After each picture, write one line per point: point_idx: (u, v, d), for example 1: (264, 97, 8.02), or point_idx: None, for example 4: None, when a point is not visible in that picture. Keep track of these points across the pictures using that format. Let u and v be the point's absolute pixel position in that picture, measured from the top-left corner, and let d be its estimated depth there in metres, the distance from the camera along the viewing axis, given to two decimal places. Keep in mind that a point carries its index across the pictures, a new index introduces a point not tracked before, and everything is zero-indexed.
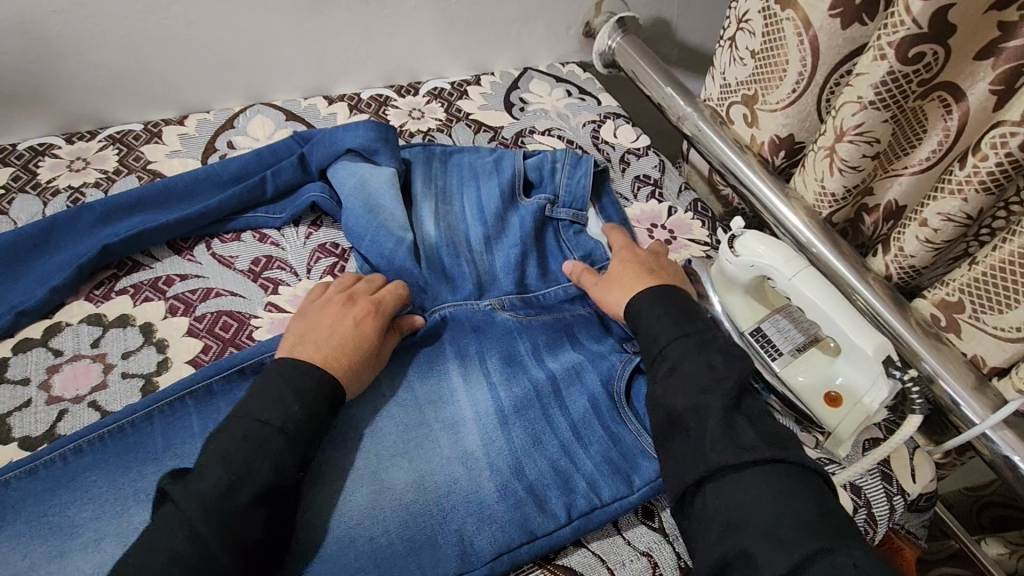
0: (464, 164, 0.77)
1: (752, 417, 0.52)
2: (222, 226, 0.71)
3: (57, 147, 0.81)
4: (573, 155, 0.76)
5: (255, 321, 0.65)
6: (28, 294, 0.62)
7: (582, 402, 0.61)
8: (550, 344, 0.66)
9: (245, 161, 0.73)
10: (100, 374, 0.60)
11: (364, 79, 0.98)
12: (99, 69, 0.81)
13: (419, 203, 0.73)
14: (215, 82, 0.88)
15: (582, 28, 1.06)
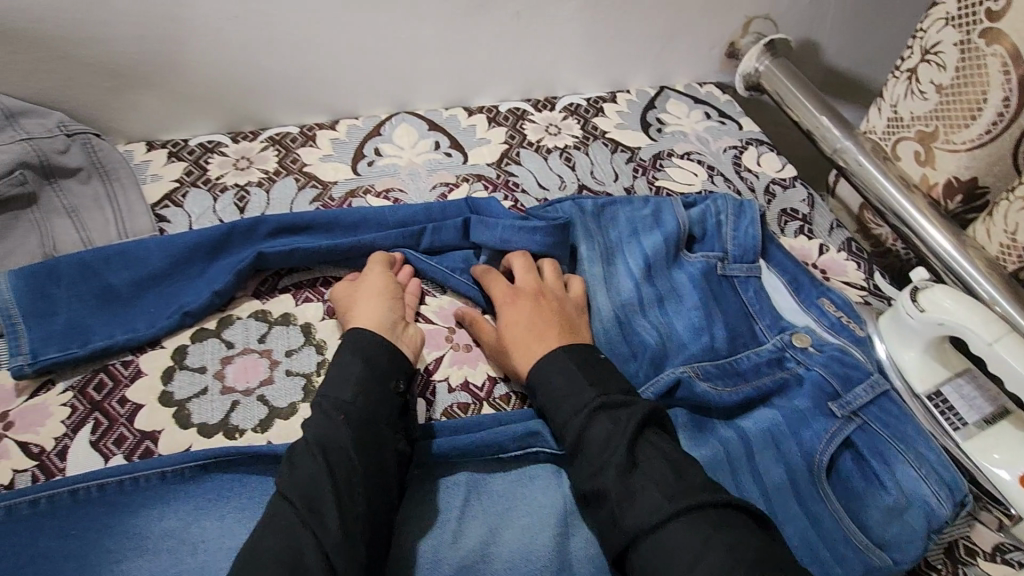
0: (623, 218, 0.78)
1: (652, 471, 0.50)
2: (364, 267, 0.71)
3: (224, 146, 0.86)
4: (734, 204, 0.77)
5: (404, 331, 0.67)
6: (206, 289, 0.65)
7: (776, 472, 0.56)
8: (742, 408, 0.62)
9: (412, 210, 0.74)
10: (267, 369, 0.63)
11: (503, 92, 0.98)
12: (268, 74, 0.85)
13: (586, 266, 0.73)
14: (367, 89, 0.91)
15: (726, 48, 1.02)
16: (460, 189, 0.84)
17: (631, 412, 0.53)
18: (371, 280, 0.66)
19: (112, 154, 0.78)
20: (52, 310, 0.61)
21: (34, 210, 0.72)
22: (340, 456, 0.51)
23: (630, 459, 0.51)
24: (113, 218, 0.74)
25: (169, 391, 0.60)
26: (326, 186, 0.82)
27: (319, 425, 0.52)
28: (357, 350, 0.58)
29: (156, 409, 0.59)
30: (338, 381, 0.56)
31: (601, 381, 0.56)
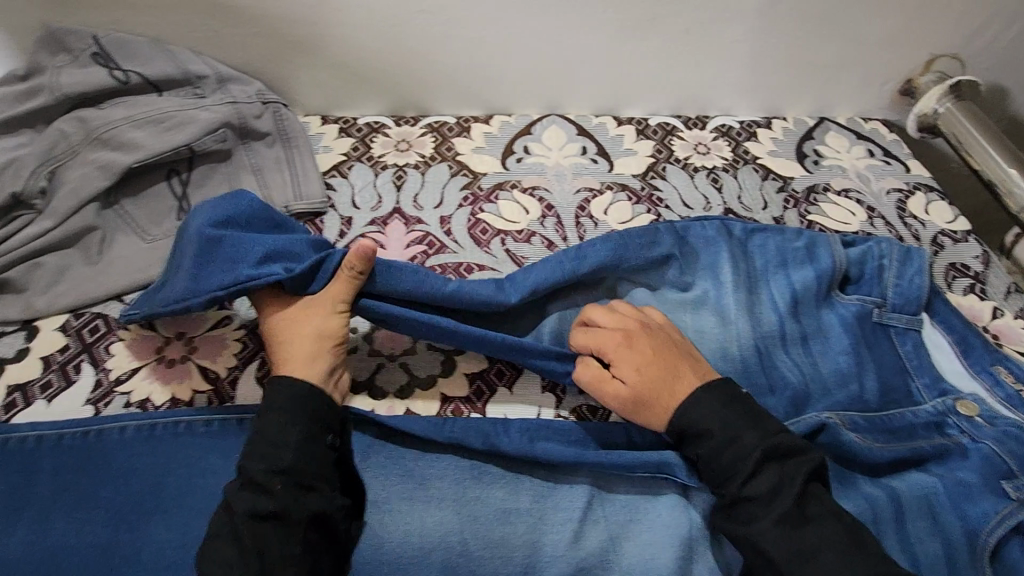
0: (772, 247, 0.74)
1: (819, 525, 0.49)
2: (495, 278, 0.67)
3: (387, 127, 0.92)
4: (902, 250, 0.71)
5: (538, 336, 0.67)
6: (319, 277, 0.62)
7: (933, 544, 0.53)
8: (894, 467, 0.59)
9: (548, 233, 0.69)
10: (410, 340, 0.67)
11: (653, 106, 0.98)
12: (437, 66, 0.90)
13: (729, 291, 0.70)
14: (523, 89, 0.94)
15: (900, 84, 0.96)
16: (603, 196, 0.84)
17: (806, 465, 0.51)
18: (306, 324, 0.59)
19: (294, 123, 0.86)
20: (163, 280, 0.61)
21: (227, 165, 0.80)
22: (287, 481, 0.50)
23: (799, 513, 0.49)
24: (290, 180, 0.81)
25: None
26: (476, 176, 0.85)
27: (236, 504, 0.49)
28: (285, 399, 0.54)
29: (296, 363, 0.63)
30: (263, 443, 0.51)
31: (761, 426, 0.53)
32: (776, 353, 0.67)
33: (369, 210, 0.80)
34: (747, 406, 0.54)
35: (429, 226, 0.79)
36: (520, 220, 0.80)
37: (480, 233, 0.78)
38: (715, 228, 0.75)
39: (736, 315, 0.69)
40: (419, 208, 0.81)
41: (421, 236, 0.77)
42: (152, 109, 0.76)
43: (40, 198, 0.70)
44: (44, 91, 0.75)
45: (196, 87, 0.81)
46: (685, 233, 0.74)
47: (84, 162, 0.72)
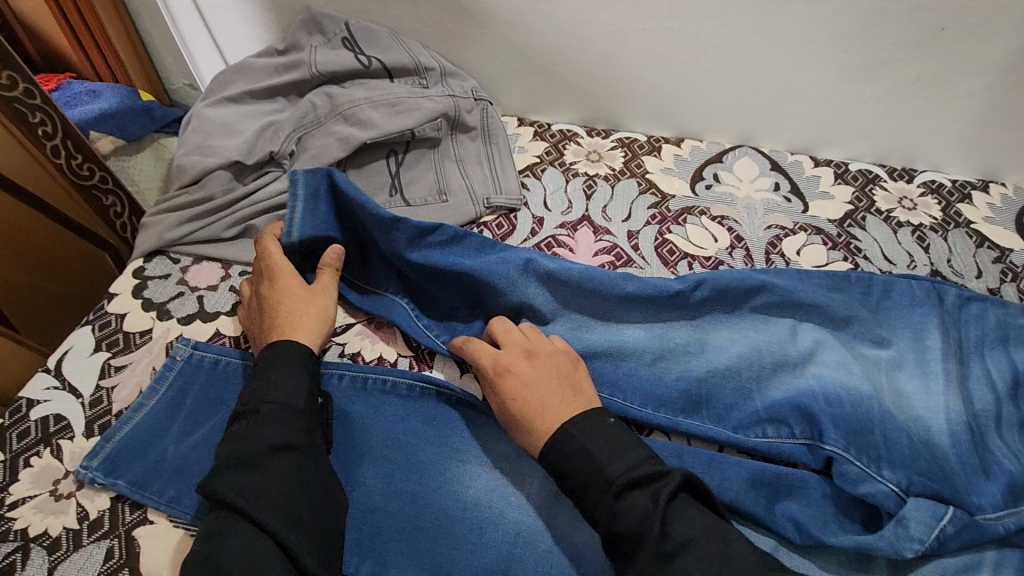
0: (988, 319, 0.69)
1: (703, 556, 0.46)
2: (675, 304, 0.70)
3: (579, 137, 0.95)
4: None
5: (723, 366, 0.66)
6: (530, 257, 0.70)
7: None
8: None
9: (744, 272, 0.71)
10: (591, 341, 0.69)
11: (854, 151, 0.94)
12: (641, 83, 0.92)
13: (937, 361, 0.65)
14: (719, 116, 0.94)
15: None
16: (797, 236, 0.81)
17: (665, 488, 0.49)
18: (286, 275, 0.66)
19: (498, 121, 0.90)
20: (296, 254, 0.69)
21: (435, 151, 0.86)
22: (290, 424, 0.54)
23: (663, 547, 0.47)
24: (490, 173, 0.85)
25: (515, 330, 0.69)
26: (665, 197, 0.86)
27: (258, 427, 0.53)
28: (289, 350, 0.59)
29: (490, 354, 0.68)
30: (266, 383, 0.56)
31: (624, 454, 0.52)
32: (991, 437, 0.61)
33: (560, 213, 0.83)
34: (609, 431, 0.54)
35: (617, 238, 0.80)
36: (709, 247, 0.80)
37: (667, 253, 0.79)
38: (922, 289, 0.71)
39: (949, 386, 0.63)
40: (608, 220, 0.82)
41: (609, 247, 0.79)
42: (387, 93, 0.83)
43: (288, 159, 0.79)
44: (300, 65, 0.85)
45: (422, 77, 0.88)
46: (888, 290, 0.72)
47: (325, 133, 0.80)
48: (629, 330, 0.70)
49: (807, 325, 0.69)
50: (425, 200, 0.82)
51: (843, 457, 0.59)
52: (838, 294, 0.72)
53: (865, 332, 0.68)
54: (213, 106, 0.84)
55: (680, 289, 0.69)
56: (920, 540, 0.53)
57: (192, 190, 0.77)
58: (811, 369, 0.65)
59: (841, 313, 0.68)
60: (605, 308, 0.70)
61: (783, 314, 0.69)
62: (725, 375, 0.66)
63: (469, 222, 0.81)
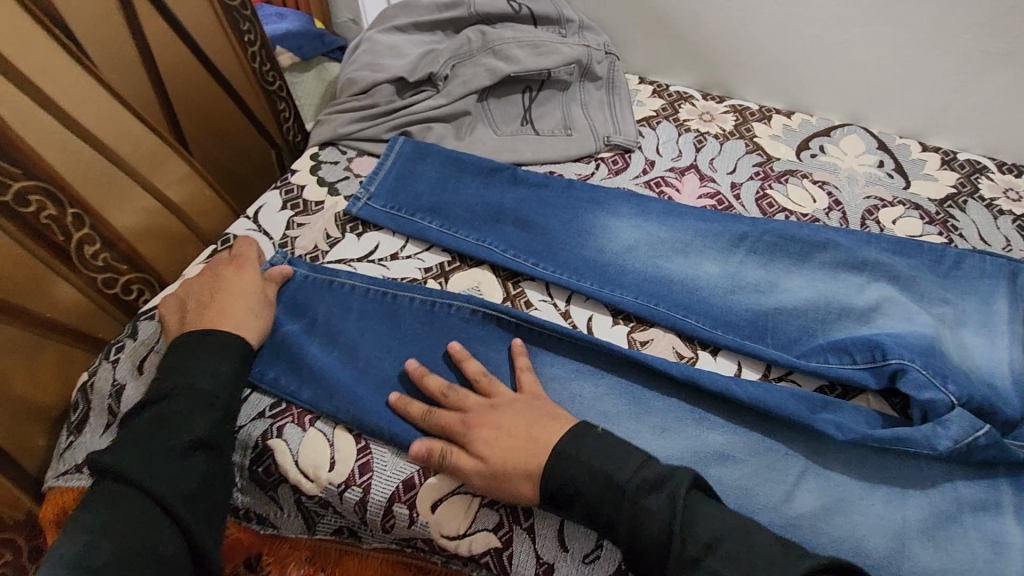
0: None
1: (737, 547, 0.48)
2: (740, 243, 0.76)
3: (694, 99, 1.03)
4: None
5: (792, 302, 0.70)
6: (622, 199, 0.81)
7: None
8: None
9: (810, 229, 0.75)
10: (677, 262, 0.76)
11: (965, 141, 0.96)
12: (761, 54, 0.99)
13: (1005, 324, 0.68)
14: (832, 94, 0.99)
15: None
16: (894, 208, 0.86)
17: (682, 487, 0.50)
18: (233, 275, 0.66)
19: (621, 76, 1.00)
20: (430, 163, 0.83)
21: (564, 94, 0.97)
22: (187, 424, 0.54)
23: (688, 548, 0.48)
24: (610, 118, 0.95)
25: (601, 247, 0.77)
26: (769, 159, 0.93)
27: (151, 415, 0.54)
28: (210, 344, 0.59)
29: (584, 259, 0.76)
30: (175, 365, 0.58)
31: (625, 458, 0.53)
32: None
33: (671, 159, 0.92)
34: (600, 440, 0.55)
35: (720, 186, 0.88)
36: (806, 206, 0.86)
37: (766, 206, 0.86)
38: (995, 264, 0.72)
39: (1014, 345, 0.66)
40: (714, 170, 0.90)
41: (712, 193, 0.87)
42: (532, 36, 0.95)
43: (442, 82, 0.92)
44: (461, 5, 0.98)
45: (561, 28, 0.99)
46: (959, 262, 0.73)
47: (476, 63, 0.93)
48: (704, 266, 0.75)
49: (877, 286, 0.71)
50: (551, 132, 0.93)
51: (912, 378, 0.61)
52: (906, 258, 0.74)
53: (942, 288, 0.71)
54: (383, 33, 0.98)
55: (747, 228, 0.77)
56: (955, 439, 0.58)
57: (361, 98, 0.92)
58: (876, 319, 0.67)
59: (906, 274, 0.72)
60: (681, 242, 0.77)
61: (850, 272, 0.72)
62: (792, 314, 0.69)
63: (588, 155, 0.91)
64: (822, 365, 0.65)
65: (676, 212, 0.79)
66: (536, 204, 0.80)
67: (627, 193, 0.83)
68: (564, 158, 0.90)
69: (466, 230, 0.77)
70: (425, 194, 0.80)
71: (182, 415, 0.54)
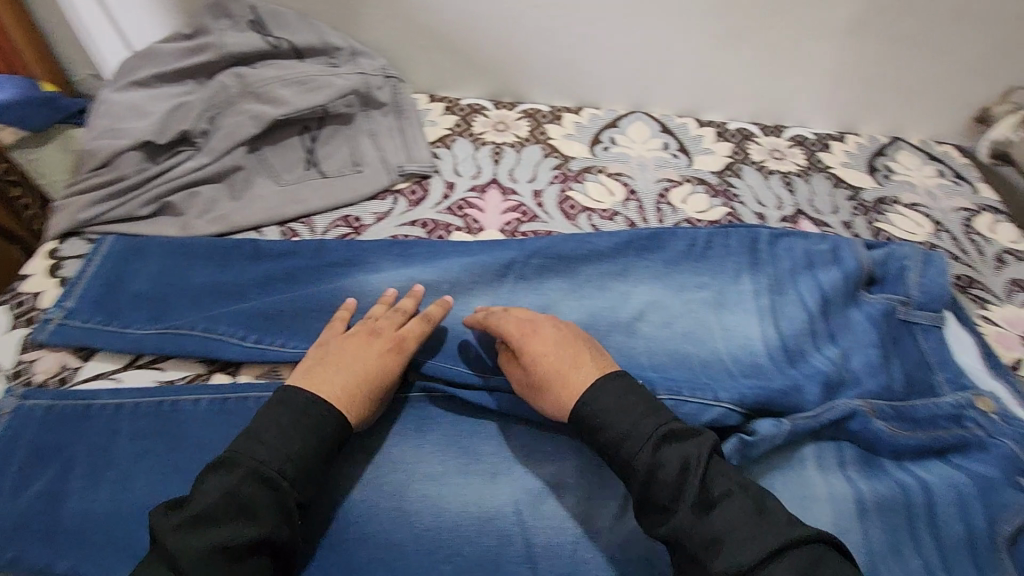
0: (798, 249, 0.79)
1: (727, 504, 0.49)
2: (505, 274, 0.76)
3: (486, 110, 1.01)
4: (923, 254, 0.76)
5: (565, 320, 0.73)
6: (383, 253, 0.77)
7: (958, 531, 0.57)
8: (915, 455, 0.63)
9: (567, 243, 0.78)
10: (473, 291, 0.75)
11: (732, 111, 1.04)
12: (541, 56, 0.99)
13: (753, 296, 0.75)
14: (613, 86, 1.03)
15: (975, 112, 1.00)
16: (683, 186, 0.91)
17: (693, 446, 0.52)
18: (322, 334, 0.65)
19: (408, 98, 0.96)
20: (148, 254, 0.73)
21: (349, 127, 0.91)
22: (246, 478, 0.51)
23: (705, 496, 0.49)
24: (401, 145, 0.91)
25: (375, 306, 0.71)
26: (566, 159, 0.94)
27: (218, 479, 0.51)
28: (293, 403, 0.56)
29: (354, 321, 0.70)
30: (252, 441, 0.53)
31: (654, 410, 0.54)
32: (819, 345, 0.70)
33: (470, 178, 0.90)
34: (632, 395, 0.55)
35: (523, 197, 0.87)
36: (606, 201, 0.88)
37: (569, 208, 0.86)
38: (738, 239, 0.80)
39: (762, 318, 0.73)
40: (515, 182, 0.89)
41: (516, 206, 0.86)
42: (297, 72, 0.87)
43: (201, 138, 0.82)
44: (208, 48, 0.87)
45: (331, 57, 0.93)
46: (709, 242, 0.80)
47: (238, 111, 0.84)
48: (473, 303, 0.73)
49: (642, 288, 0.76)
50: (340, 172, 0.86)
51: (689, 371, 0.68)
52: (663, 252, 0.79)
53: (703, 269, 0.78)
54: (119, 91, 0.85)
55: (516, 254, 0.77)
56: (737, 404, 0.63)
57: (103, 173, 0.79)
58: (639, 328, 0.72)
59: (662, 271, 0.78)
60: (443, 282, 0.74)
61: (638, 259, 0.79)
62: (584, 329, 0.72)
63: (383, 190, 0.86)
64: (617, 368, 0.68)
65: (436, 254, 0.77)
66: (282, 278, 0.73)
67: (389, 240, 0.79)
68: (356, 199, 0.84)
69: (192, 320, 0.67)
70: (142, 292, 0.70)
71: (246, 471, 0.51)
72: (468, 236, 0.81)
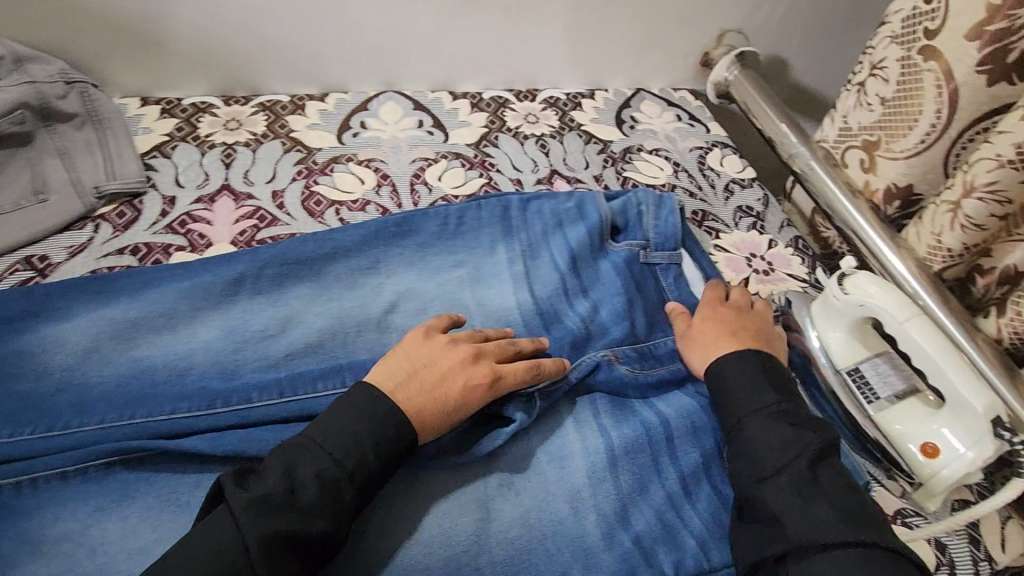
0: (547, 210, 0.79)
1: (831, 487, 0.52)
2: (236, 291, 0.67)
3: (215, 108, 0.90)
4: (655, 197, 0.79)
5: (307, 330, 0.65)
6: (76, 296, 0.64)
7: (693, 457, 0.61)
8: (656, 389, 0.67)
9: (304, 245, 0.70)
10: (196, 319, 0.64)
11: (487, 80, 1.03)
12: (265, 41, 0.89)
13: (508, 265, 0.74)
14: (357, 67, 0.96)
15: (700, 57, 1.08)
16: (438, 164, 0.88)
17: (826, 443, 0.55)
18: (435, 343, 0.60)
19: (109, 105, 0.81)
20: None
21: (29, 148, 0.74)
22: (349, 483, 0.49)
23: (820, 469, 0.53)
24: (102, 161, 0.77)
25: (63, 362, 0.59)
26: (311, 152, 0.86)
27: (288, 450, 0.49)
28: (377, 407, 0.53)
29: (35, 386, 0.58)
30: (327, 429, 0.51)
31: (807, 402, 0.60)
32: (570, 303, 0.71)
33: (195, 187, 0.78)
34: (783, 384, 0.62)
35: (260, 200, 0.78)
36: (356, 191, 0.82)
37: (314, 205, 0.79)
38: (489, 210, 0.78)
39: (516, 286, 0.72)
40: (250, 184, 0.80)
41: (252, 211, 0.77)
42: None
43: None
44: None
45: None
46: (461, 218, 0.77)
47: None
48: (200, 332, 0.63)
49: (396, 278, 0.71)
50: (16, 204, 0.71)
51: None
52: (416, 237, 0.75)
53: (456, 247, 0.75)
54: None
55: (246, 267, 0.68)
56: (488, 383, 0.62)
57: None
58: (392, 323, 0.68)
59: (416, 256, 0.74)
60: (159, 314, 0.63)
61: (388, 247, 0.73)
62: (330, 336, 0.65)
63: (81, 218, 0.73)
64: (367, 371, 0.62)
65: (147, 284, 0.66)
66: None
67: (84, 277, 0.66)
68: (42, 234, 0.70)
69: None
70: None
71: (317, 484, 0.48)
72: (191, 256, 0.71)
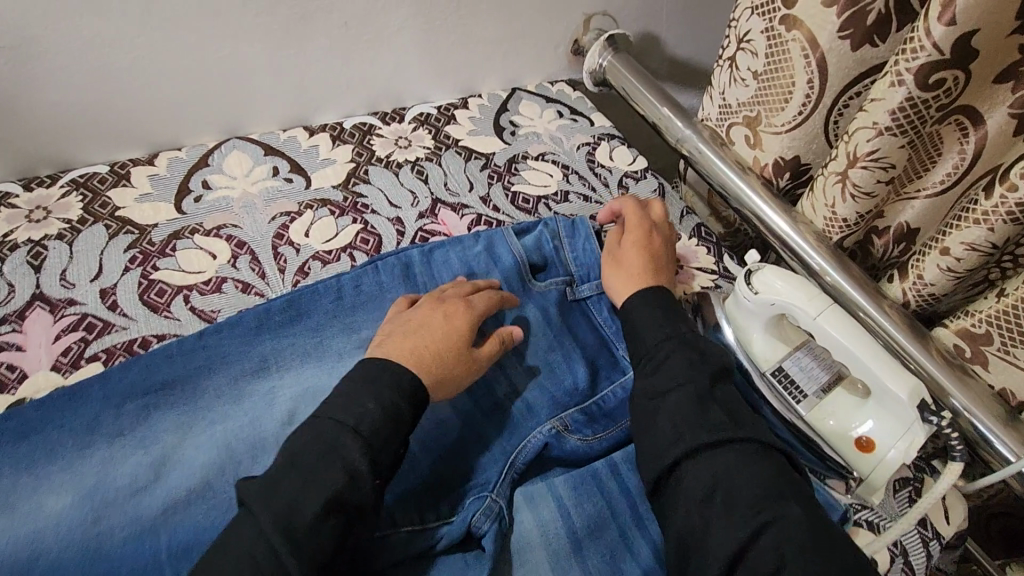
0: (455, 258, 0.70)
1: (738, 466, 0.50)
2: (86, 440, 0.54)
3: (14, 197, 0.74)
4: (568, 223, 0.74)
5: (178, 467, 0.54)
6: None
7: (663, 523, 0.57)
8: (612, 447, 0.63)
9: (173, 363, 0.59)
10: (19, 485, 0.51)
11: (345, 107, 0.92)
12: (57, 108, 0.74)
13: None
14: (186, 119, 0.82)
15: (570, 46, 1.02)
16: (303, 216, 0.77)
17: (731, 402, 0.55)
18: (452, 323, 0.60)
19: None
20: None
21: None
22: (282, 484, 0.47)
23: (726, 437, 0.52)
24: None
25: None
26: (145, 229, 0.73)
27: None
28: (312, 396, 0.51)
29: None
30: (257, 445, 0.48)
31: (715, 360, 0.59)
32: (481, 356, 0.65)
33: None
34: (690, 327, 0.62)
35: (86, 305, 0.64)
36: (206, 267, 0.70)
37: (156, 297, 0.66)
38: (389, 272, 0.68)
39: None
40: (70, 286, 0.66)
41: (76, 321, 0.63)
42: None
43: None
44: None
45: None
46: (358, 285, 0.66)
47: None
48: (47, 503, 0.50)
49: (289, 378, 0.61)
50: None
51: None
52: (307, 321, 0.64)
53: (356, 321, 0.65)
54: None
55: (99, 404, 0.56)
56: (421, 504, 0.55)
57: None
58: (294, 436, 0.57)
59: (312, 344, 0.63)
60: None
61: (272, 337, 0.62)
62: (212, 470, 0.53)
63: None
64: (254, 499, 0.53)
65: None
66: None
67: None
68: None
69: None
70: None
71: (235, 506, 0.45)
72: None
